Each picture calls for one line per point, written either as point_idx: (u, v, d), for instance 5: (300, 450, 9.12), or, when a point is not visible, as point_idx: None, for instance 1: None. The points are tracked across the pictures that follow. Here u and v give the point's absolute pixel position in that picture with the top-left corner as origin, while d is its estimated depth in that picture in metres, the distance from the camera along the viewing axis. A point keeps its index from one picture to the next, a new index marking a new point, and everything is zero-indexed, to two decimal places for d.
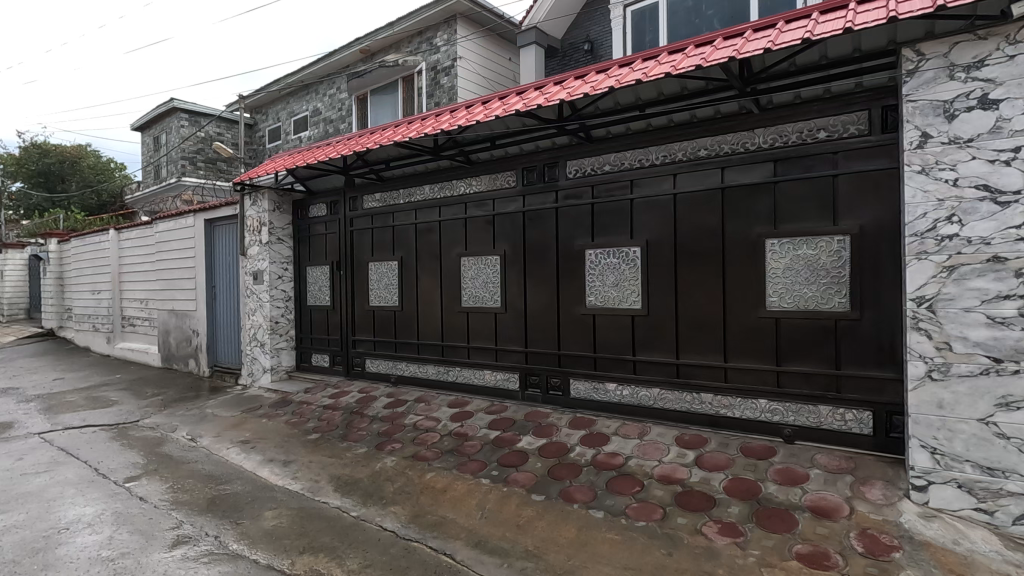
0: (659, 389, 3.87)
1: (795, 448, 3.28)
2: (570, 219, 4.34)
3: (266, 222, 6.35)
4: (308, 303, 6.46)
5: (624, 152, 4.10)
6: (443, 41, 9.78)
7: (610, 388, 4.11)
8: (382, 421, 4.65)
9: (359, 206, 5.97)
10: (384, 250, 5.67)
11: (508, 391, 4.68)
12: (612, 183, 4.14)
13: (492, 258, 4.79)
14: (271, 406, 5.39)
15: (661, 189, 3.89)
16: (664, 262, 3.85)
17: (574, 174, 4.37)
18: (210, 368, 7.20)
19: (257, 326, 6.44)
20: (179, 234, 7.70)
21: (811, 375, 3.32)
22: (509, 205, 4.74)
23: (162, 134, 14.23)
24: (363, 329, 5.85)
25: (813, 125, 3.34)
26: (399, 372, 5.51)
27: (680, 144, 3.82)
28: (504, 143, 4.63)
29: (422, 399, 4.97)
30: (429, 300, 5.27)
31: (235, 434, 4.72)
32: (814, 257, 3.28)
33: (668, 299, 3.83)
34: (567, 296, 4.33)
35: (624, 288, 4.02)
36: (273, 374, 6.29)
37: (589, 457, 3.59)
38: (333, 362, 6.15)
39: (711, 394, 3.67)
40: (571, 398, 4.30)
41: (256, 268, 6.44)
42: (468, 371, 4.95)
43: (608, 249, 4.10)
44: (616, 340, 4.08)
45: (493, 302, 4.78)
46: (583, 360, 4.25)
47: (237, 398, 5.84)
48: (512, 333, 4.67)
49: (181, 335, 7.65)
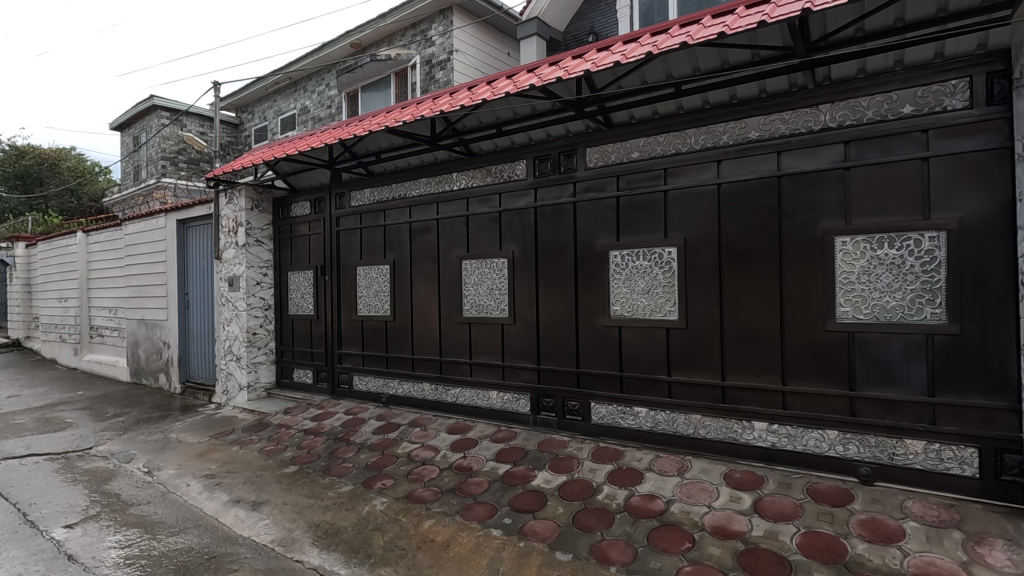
0: (701, 417, 3.26)
1: (877, 492, 2.69)
2: (590, 216, 3.73)
3: (242, 222, 5.70)
4: (289, 312, 5.81)
5: (654, 136, 3.51)
6: (437, 34, 9.17)
7: (640, 414, 3.49)
8: (370, 450, 4.01)
9: (347, 204, 5.35)
10: (374, 252, 5.04)
11: (516, 415, 4.06)
12: (640, 173, 3.54)
13: (499, 262, 4.17)
14: (244, 430, 4.72)
15: (702, 179, 3.29)
16: (706, 264, 3.25)
17: (595, 163, 3.76)
18: (182, 384, 6.52)
19: (232, 338, 5.78)
20: (149, 237, 7.03)
21: (894, 403, 2.73)
22: (519, 200, 4.13)
23: (141, 133, 13.52)
24: (350, 342, 5.21)
25: (894, 99, 2.75)
26: (390, 391, 4.88)
27: (725, 125, 3.23)
28: (512, 129, 4.04)
29: (417, 423, 4.34)
30: (425, 310, 4.65)
31: (199, 465, 4.06)
32: (899, 258, 2.69)
33: (712, 309, 3.23)
34: (586, 305, 3.72)
35: (657, 296, 3.42)
36: (250, 392, 5.63)
37: (622, 500, 2.97)
38: (317, 379, 5.50)
39: (765, 423, 3.06)
40: (592, 424, 3.68)
41: (232, 274, 5.79)
42: (470, 391, 4.33)
43: (637, 249, 3.49)
44: (647, 358, 3.47)
45: (500, 311, 4.16)
46: (606, 381, 3.64)
47: (207, 420, 5.17)
48: (521, 348, 4.05)
49: (151, 348, 6.96)
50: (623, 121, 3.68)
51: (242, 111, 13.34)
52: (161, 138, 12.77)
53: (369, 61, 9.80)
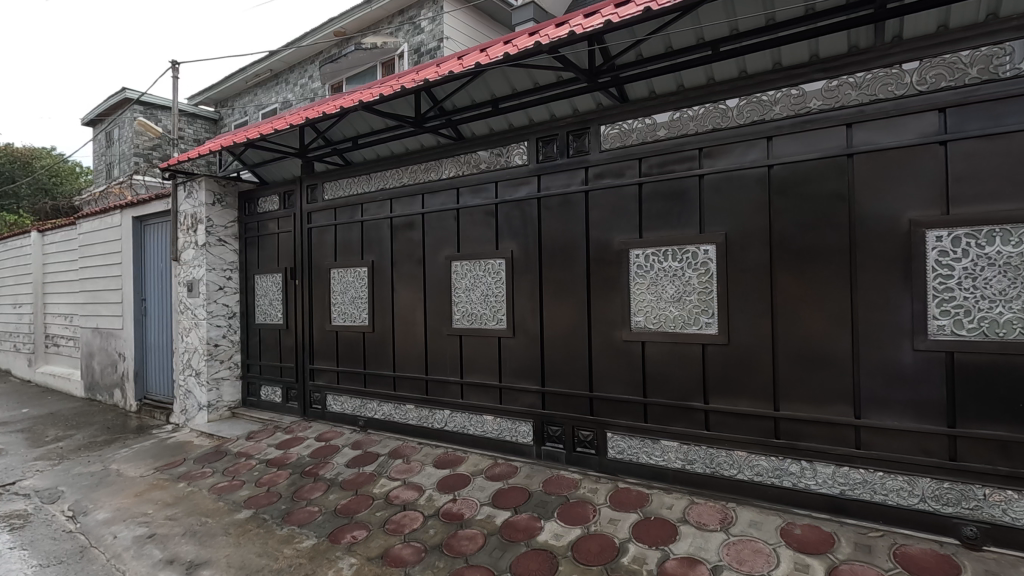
0: (748, 454, 2.64)
1: (990, 562, 2.06)
2: (606, 207, 3.10)
3: (202, 218, 5.02)
4: (255, 321, 5.13)
5: (685, 110, 2.87)
6: (427, 20, 8.50)
7: (669, 449, 2.86)
8: (341, 489, 3.34)
9: (319, 197, 4.68)
10: (350, 252, 4.38)
11: (516, 445, 3.41)
12: (667, 154, 2.90)
13: (495, 263, 3.52)
14: (197, 460, 4.04)
15: (747, 160, 2.66)
16: (753, 266, 2.63)
17: (611, 145, 3.12)
18: (139, 401, 5.82)
19: (191, 350, 5.09)
20: (105, 236, 6.32)
21: (1009, 447, 2.11)
22: (519, 189, 3.48)
23: (114, 128, 12.75)
24: (323, 356, 4.55)
25: (1006, 52, 2.12)
26: (369, 414, 4.22)
27: (778, 93, 2.59)
28: (510, 105, 3.42)
29: (397, 453, 3.69)
30: (408, 320, 3.99)
31: (135, 508, 3.37)
32: (1017, 258, 2.07)
33: (761, 322, 2.61)
34: (601, 316, 3.08)
35: (690, 305, 2.79)
36: (211, 412, 4.94)
37: (654, 565, 2.32)
38: (287, 398, 4.82)
39: (832, 465, 2.44)
40: (609, 460, 3.05)
41: (191, 277, 5.11)
42: (462, 416, 3.68)
43: (665, 247, 2.85)
44: (677, 381, 2.83)
45: (496, 322, 3.51)
46: (625, 408, 3.01)
47: (157, 447, 4.49)
48: (522, 366, 3.40)
49: (106, 360, 6.26)
50: (643, 94, 3.05)
51: (221, 105, 12.61)
52: (133, 134, 12.02)
53: (353, 50, 9.13)
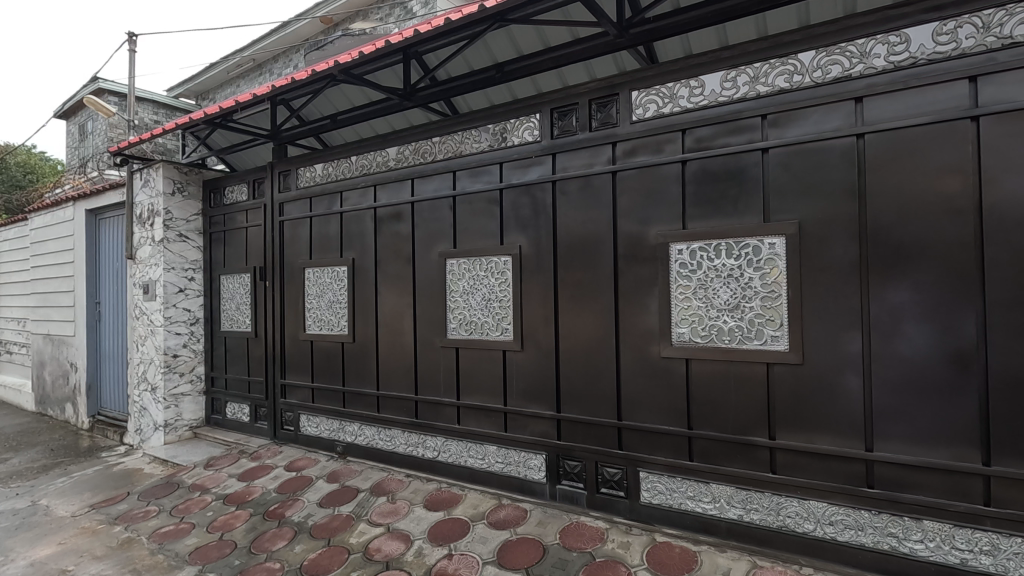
0: (829, 507, 2.05)
1: None
2: (638, 191, 2.50)
3: (160, 210, 4.38)
4: (220, 328, 4.50)
5: (744, 66, 2.26)
6: (421, 5, 7.82)
7: (722, 494, 2.27)
8: (309, 538, 2.72)
9: (291, 185, 4.05)
10: (327, 248, 3.77)
11: (524, 482, 2.81)
12: (719, 124, 2.30)
13: (498, 261, 2.92)
14: (142, 495, 3.40)
15: (829, 128, 2.07)
16: (836, 264, 2.04)
17: (645, 114, 2.52)
18: (92, 418, 5.17)
19: (146, 362, 4.44)
20: (57, 231, 5.66)
21: None
22: (528, 171, 2.87)
23: (87, 121, 12.03)
24: (297, 370, 3.92)
25: None
26: (348, 439, 3.61)
27: (873, 40, 2.00)
28: (518, 66, 2.89)
29: (381, 489, 3.08)
30: (394, 329, 3.38)
31: (54, 562, 2.73)
32: None
33: (848, 337, 2.02)
34: (633, 327, 2.49)
35: (749, 314, 2.20)
36: (167, 433, 4.30)
37: None
38: (255, 417, 4.20)
39: (948, 526, 1.86)
40: (642, 506, 2.46)
41: (147, 278, 4.46)
42: (458, 444, 3.07)
43: (718, 241, 2.26)
44: (732, 410, 2.25)
45: (500, 333, 2.90)
46: (663, 442, 2.41)
47: (101, 476, 3.84)
48: (533, 387, 2.80)
49: (58, 370, 5.59)
50: (678, 54, 2.84)
51: (201, 98, 11.89)
52: (106, 127, 11.33)
53: (340, 36, 8.43)
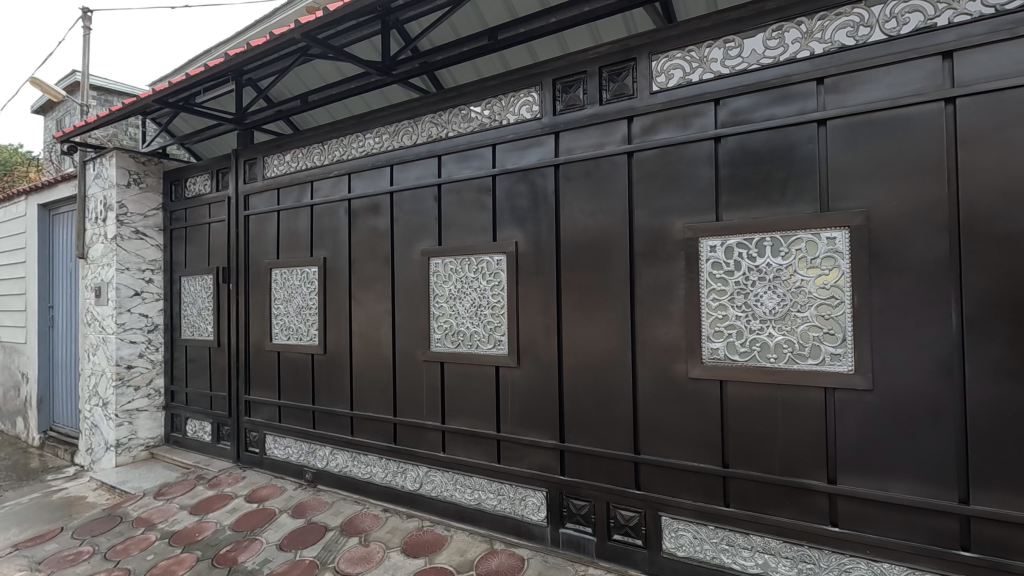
0: (909, 572, 1.61)
1: None
2: (660, 175, 2.06)
3: (112, 204, 3.92)
4: (181, 336, 4.03)
5: (793, 19, 1.83)
6: None
7: (765, 549, 1.83)
8: None
9: (258, 175, 3.59)
10: (296, 246, 3.32)
11: (521, 523, 2.37)
12: (761, 92, 1.87)
13: (491, 261, 2.48)
14: (77, 531, 2.94)
15: (907, 93, 1.64)
16: (916, 265, 1.62)
17: (668, 82, 2.08)
18: (43, 434, 4.70)
19: (97, 374, 3.97)
20: (8, 228, 5.17)
21: None
22: (526, 154, 2.43)
23: (62, 116, 11.50)
24: (263, 384, 3.46)
25: None
26: (319, 465, 3.16)
27: None
28: (514, 31, 2.45)
29: (352, 528, 2.63)
30: (371, 340, 2.93)
31: None
32: None
33: (934, 356, 1.59)
34: (653, 341, 2.05)
35: (801, 328, 1.76)
36: (118, 454, 3.83)
37: None
38: (217, 437, 3.74)
39: None
40: (665, 558, 2.02)
41: (99, 280, 4.00)
42: (443, 474, 2.63)
43: (761, 236, 1.83)
44: (780, 446, 1.81)
45: (492, 346, 2.46)
46: (691, 482, 1.98)
47: (37, 506, 3.37)
48: (531, 411, 2.36)
49: (9, 381, 5.11)
50: (701, 11, 2.42)
51: None
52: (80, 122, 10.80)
53: None
